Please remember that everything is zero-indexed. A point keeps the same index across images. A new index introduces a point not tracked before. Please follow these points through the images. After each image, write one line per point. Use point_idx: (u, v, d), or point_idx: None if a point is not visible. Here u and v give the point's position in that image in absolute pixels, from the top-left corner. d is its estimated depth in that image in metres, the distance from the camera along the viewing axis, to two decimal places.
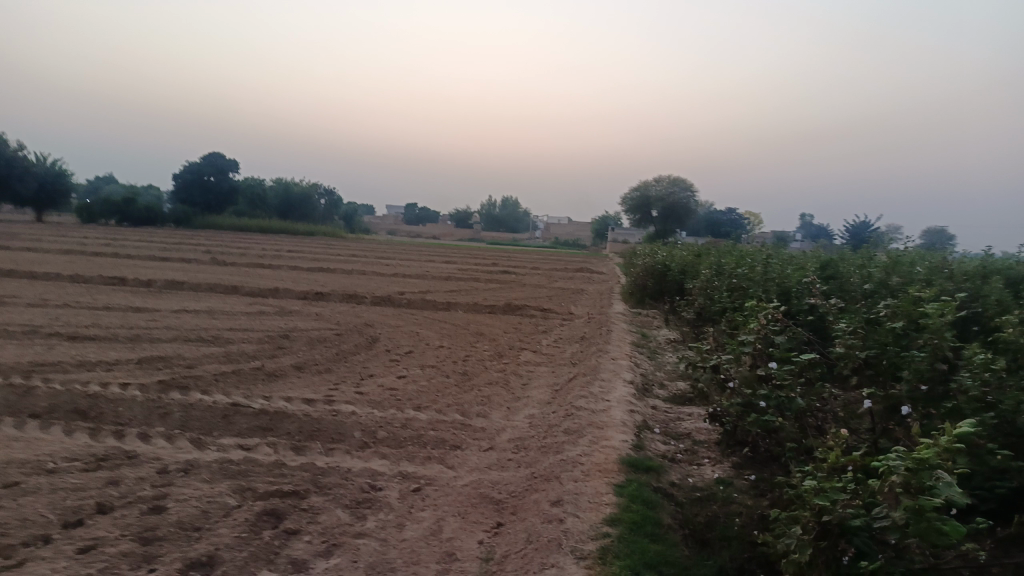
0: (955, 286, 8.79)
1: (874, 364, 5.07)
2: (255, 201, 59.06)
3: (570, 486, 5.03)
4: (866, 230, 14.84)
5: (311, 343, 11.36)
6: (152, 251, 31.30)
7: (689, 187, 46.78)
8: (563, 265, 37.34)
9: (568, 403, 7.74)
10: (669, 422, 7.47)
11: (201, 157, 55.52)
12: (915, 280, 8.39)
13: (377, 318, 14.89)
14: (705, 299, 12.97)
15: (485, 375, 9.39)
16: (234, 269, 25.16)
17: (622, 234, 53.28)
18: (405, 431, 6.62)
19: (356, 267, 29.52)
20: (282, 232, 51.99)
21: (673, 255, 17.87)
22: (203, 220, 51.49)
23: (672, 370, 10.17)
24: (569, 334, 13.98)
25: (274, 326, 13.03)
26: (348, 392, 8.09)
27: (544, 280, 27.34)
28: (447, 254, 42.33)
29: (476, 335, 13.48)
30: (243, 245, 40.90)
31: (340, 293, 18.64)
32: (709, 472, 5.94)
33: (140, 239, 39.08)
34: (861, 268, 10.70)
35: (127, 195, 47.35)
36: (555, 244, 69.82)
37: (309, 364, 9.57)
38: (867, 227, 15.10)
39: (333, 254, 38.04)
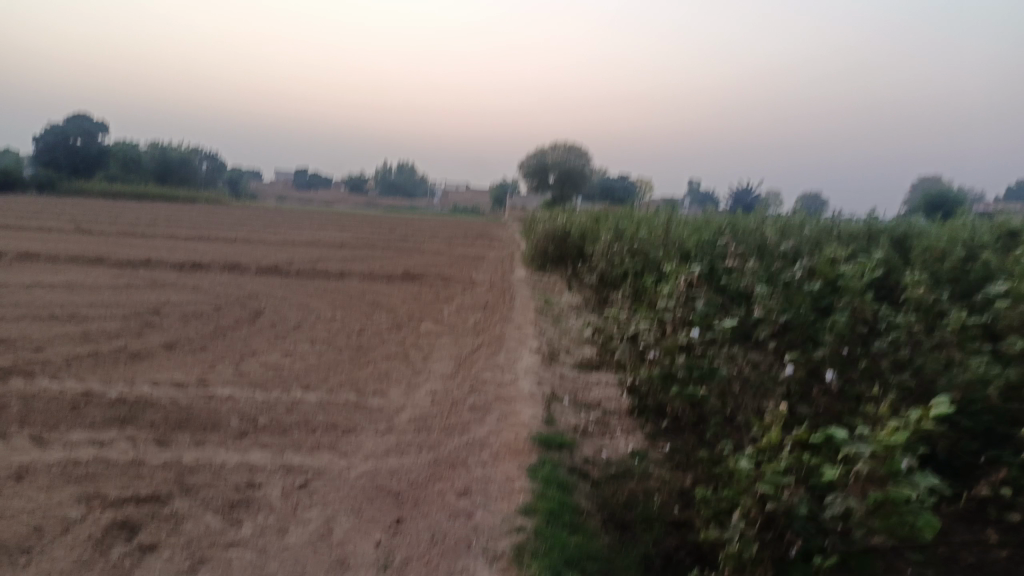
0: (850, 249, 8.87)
1: (794, 328, 4.84)
2: (128, 165, 54.49)
3: (478, 472, 4.53)
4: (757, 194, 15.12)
5: (186, 319, 10.24)
6: (6, 220, 27.99)
7: (585, 153, 47.02)
8: (461, 231, 36.68)
9: (472, 376, 7.23)
10: (578, 391, 7.12)
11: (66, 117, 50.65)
12: (813, 242, 8.38)
13: (263, 289, 13.77)
14: (607, 264, 12.75)
15: (381, 349, 8.73)
16: (101, 239, 22.88)
17: (520, 200, 53.14)
18: (291, 415, 5.91)
19: (241, 236, 27.61)
20: (160, 199, 48.32)
21: (573, 219, 17.64)
22: (69, 185, 47.02)
23: (577, 336, 9.85)
24: (470, 302, 13.47)
25: (144, 300, 11.72)
26: (226, 373, 7.22)
27: (442, 247, 26.58)
28: (340, 222, 40.70)
29: (372, 305, 12.69)
30: (116, 212, 37.58)
31: (222, 263, 17.21)
32: (624, 445, 5.60)
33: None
34: (756, 231, 10.72)
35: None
36: (453, 211, 68.84)
37: (183, 343, 8.56)
38: (748, 192, 15.10)
39: (216, 222, 35.67)
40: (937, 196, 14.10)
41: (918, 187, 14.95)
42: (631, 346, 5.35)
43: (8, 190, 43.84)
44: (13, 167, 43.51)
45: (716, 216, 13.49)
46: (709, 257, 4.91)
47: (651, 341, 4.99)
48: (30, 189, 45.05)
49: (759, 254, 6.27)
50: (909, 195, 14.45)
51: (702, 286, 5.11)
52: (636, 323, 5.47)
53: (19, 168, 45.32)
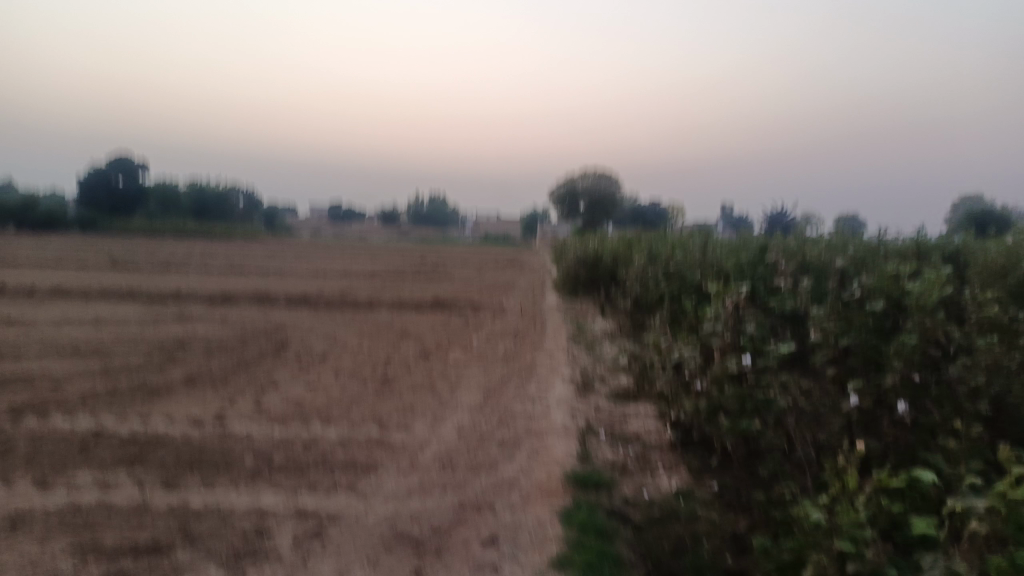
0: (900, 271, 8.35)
1: (856, 352, 4.38)
2: (167, 202, 55.65)
3: (506, 517, 4.11)
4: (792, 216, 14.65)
5: (209, 352, 10.02)
6: (47, 257, 28.47)
7: (614, 179, 46.66)
8: (492, 258, 36.45)
9: (501, 407, 6.82)
10: (615, 423, 6.66)
11: (109, 157, 52.07)
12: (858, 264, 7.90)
13: (290, 320, 13.57)
14: (641, 288, 12.31)
15: (407, 380, 8.38)
16: (135, 274, 23.04)
17: (551, 228, 52.90)
18: (308, 453, 5.56)
19: (273, 268, 27.71)
20: (196, 234, 49.11)
21: (605, 243, 17.22)
22: (110, 223, 48.06)
23: (612, 363, 9.39)
24: (500, 330, 13.09)
25: (170, 334, 11.56)
26: (245, 408, 6.92)
27: (472, 275, 26.33)
28: (370, 252, 40.79)
29: (400, 335, 12.37)
30: (154, 248, 38.17)
31: (251, 295, 17.11)
32: (667, 482, 5.13)
33: (37, 244, 35.91)
34: (796, 251, 10.23)
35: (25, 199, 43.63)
36: (485, 239, 68.91)
37: (204, 377, 8.31)
38: (782, 214, 14.50)
39: (248, 255, 35.98)
40: (981, 213, 13.54)
41: (957, 206, 14.41)
42: (673, 374, 4.91)
43: (52, 229, 44.95)
44: (57, 207, 44.65)
45: (753, 237, 13.02)
46: (759, 273, 4.48)
47: (695, 369, 4.54)
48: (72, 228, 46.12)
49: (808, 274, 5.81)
50: (949, 214, 13.91)
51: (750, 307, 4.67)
52: (678, 349, 5.01)
53: (63, 208, 46.50)
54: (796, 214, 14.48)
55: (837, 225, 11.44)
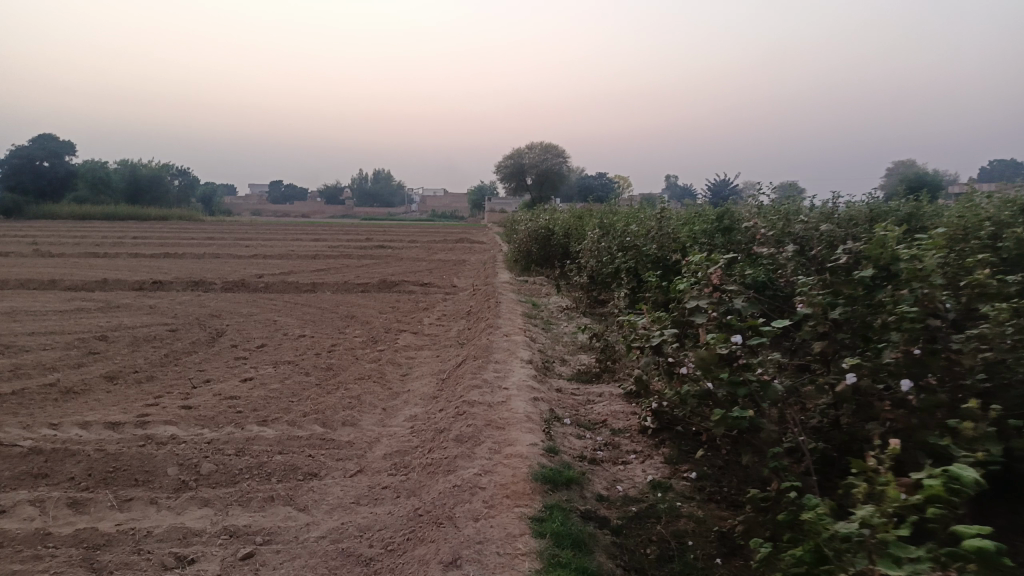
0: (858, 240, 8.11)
1: (848, 327, 3.99)
2: (97, 185, 52.96)
3: (469, 528, 3.61)
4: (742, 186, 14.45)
5: (136, 344, 9.20)
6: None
7: (561, 153, 46.32)
8: (440, 236, 35.70)
9: (456, 396, 6.29)
10: (579, 408, 6.22)
11: (31, 139, 49.21)
12: (818, 236, 7.62)
13: (227, 307, 12.73)
14: (597, 262, 11.90)
15: (354, 368, 7.76)
16: (60, 261, 21.60)
17: (499, 204, 52.44)
18: (242, 458, 4.94)
19: (211, 251, 26.46)
20: (129, 218, 46.85)
21: (556, 218, 16.77)
22: (36, 209, 45.45)
23: (570, 343, 8.96)
24: (452, 310, 12.54)
25: (93, 325, 10.65)
26: (172, 408, 6.23)
27: (421, 254, 25.62)
28: (314, 233, 39.55)
29: (346, 319, 11.70)
30: (84, 233, 36.25)
31: (186, 281, 16.12)
32: (641, 474, 4.71)
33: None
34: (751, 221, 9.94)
35: None
36: (433, 215, 67.89)
37: (128, 374, 7.54)
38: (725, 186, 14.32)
39: (185, 239, 34.36)
40: (921, 178, 13.57)
41: (891, 174, 14.42)
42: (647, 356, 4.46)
43: None
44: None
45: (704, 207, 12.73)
46: (742, 243, 4.04)
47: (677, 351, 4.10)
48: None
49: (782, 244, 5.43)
50: (886, 181, 13.92)
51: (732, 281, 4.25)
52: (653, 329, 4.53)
53: None
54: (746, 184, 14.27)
55: (792, 193, 11.23)
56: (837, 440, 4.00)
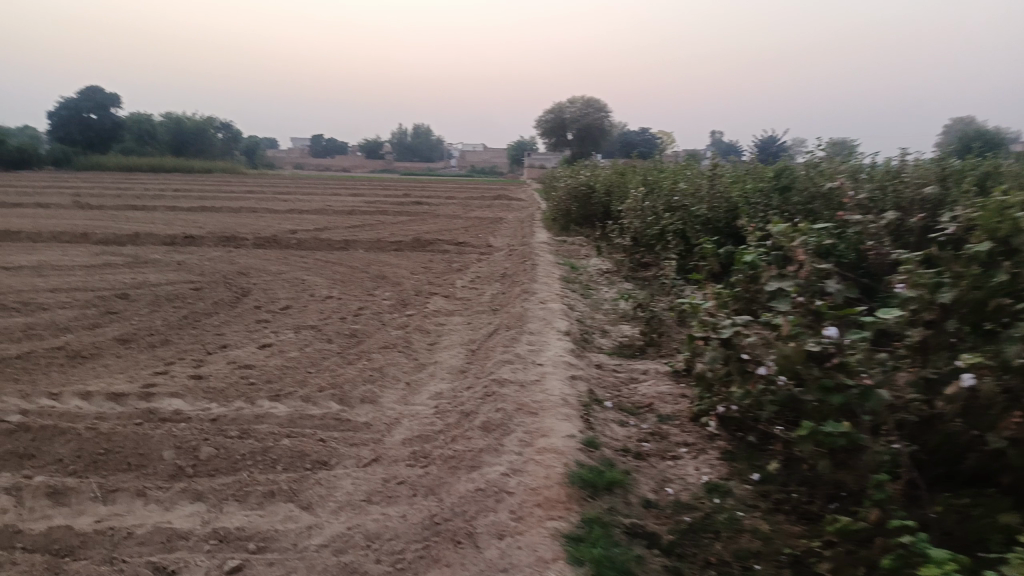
0: (936, 207, 7.22)
1: (961, 313, 3.27)
2: (142, 138, 53.32)
3: (494, 549, 3.05)
4: (794, 142, 13.44)
5: (157, 303, 8.81)
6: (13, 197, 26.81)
7: (603, 108, 44.96)
8: (478, 193, 34.99)
9: (486, 371, 5.71)
10: (621, 389, 5.58)
11: (78, 92, 49.52)
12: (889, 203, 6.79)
13: (256, 264, 12.32)
14: (640, 223, 11.15)
15: (379, 336, 7.23)
16: (99, 214, 21.52)
17: (539, 161, 51.52)
18: (246, 440, 4.46)
19: (248, 205, 26.25)
20: (172, 171, 47.09)
21: (598, 175, 15.93)
22: (84, 160, 45.93)
23: (612, 312, 8.31)
24: (488, 272, 11.96)
25: (117, 282, 10.32)
26: (180, 378, 5.78)
27: (457, 210, 25.01)
28: (352, 187, 39.19)
29: (376, 279, 11.19)
30: (128, 186, 36.45)
31: (218, 236, 15.81)
32: (696, 472, 4.07)
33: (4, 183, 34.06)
34: (810, 182, 9.07)
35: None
36: (471, 171, 67.08)
37: (143, 337, 7.13)
38: (775, 141, 13.33)
39: (224, 192, 34.26)
40: (989, 135, 12.40)
41: (948, 130, 13.24)
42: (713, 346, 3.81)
43: (26, 168, 42.99)
44: (26, 146, 42.48)
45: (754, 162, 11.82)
46: (833, 218, 3.36)
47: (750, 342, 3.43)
48: (46, 167, 44.16)
49: (868, 213, 4.67)
50: (942, 136, 12.77)
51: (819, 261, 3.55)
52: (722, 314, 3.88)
53: (34, 147, 44.37)
54: (797, 141, 13.27)
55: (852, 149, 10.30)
56: (932, 444, 3.32)
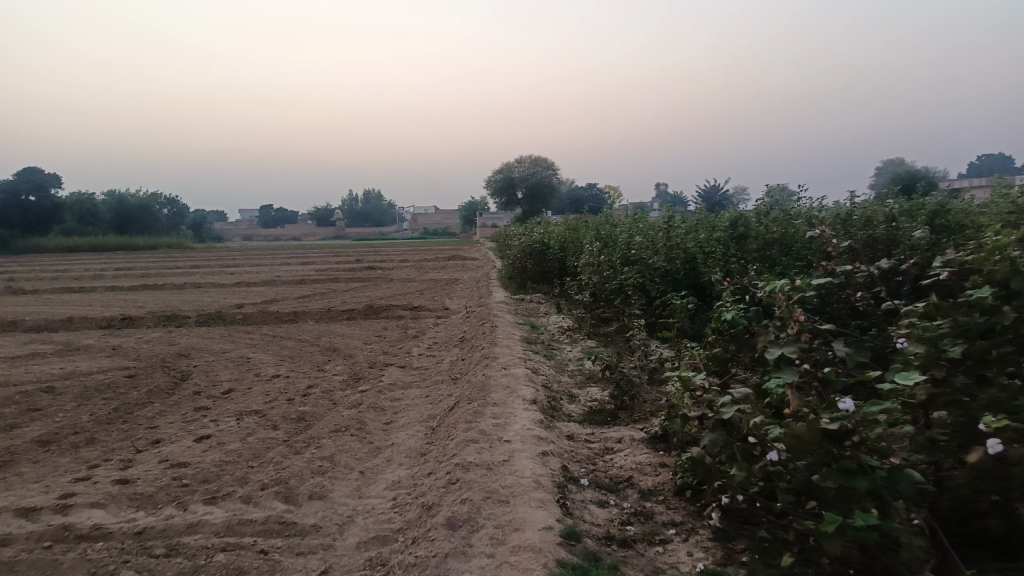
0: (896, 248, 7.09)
1: (970, 366, 2.98)
2: (84, 217, 51.89)
3: None
4: (737, 191, 13.52)
5: (86, 396, 8.06)
6: None
7: (551, 165, 45.59)
8: (431, 255, 34.65)
9: (448, 453, 5.21)
10: (596, 462, 5.13)
11: (17, 174, 48.04)
12: (850, 249, 6.63)
13: (199, 344, 11.61)
14: (598, 278, 10.89)
15: (330, 418, 6.65)
16: (34, 299, 20.43)
17: (490, 220, 51.72)
18: (174, 560, 3.86)
19: (193, 281, 25.35)
20: (116, 249, 45.71)
21: (552, 231, 15.77)
22: (22, 243, 44.32)
23: (578, 374, 7.92)
24: (445, 337, 11.50)
25: (43, 374, 9.48)
26: (103, 484, 5.14)
27: (411, 274, 24.52)
28: (302, 256, 38.48)
29: (328, 353, 10.58)
30: (69, 267, 35.09)
31: (159, 315, 14.98)
32: (690, 558, 3.62)
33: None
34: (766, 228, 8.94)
35: None
36: (423, 234, 66.97)
37: (66, 436, 6.43)
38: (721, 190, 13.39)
39: (169, 268, 33.18)
40: (922, 174, 12.65)
41: (879, 172, 13.48)
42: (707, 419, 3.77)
43: None
44: None
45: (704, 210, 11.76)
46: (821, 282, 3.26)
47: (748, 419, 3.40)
48: None
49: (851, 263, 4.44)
50: (875, 178, 12.98)
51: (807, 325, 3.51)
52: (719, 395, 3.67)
53: None
54: (740, 189, 13.33)
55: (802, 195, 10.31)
56: (952, 512, 2.95)
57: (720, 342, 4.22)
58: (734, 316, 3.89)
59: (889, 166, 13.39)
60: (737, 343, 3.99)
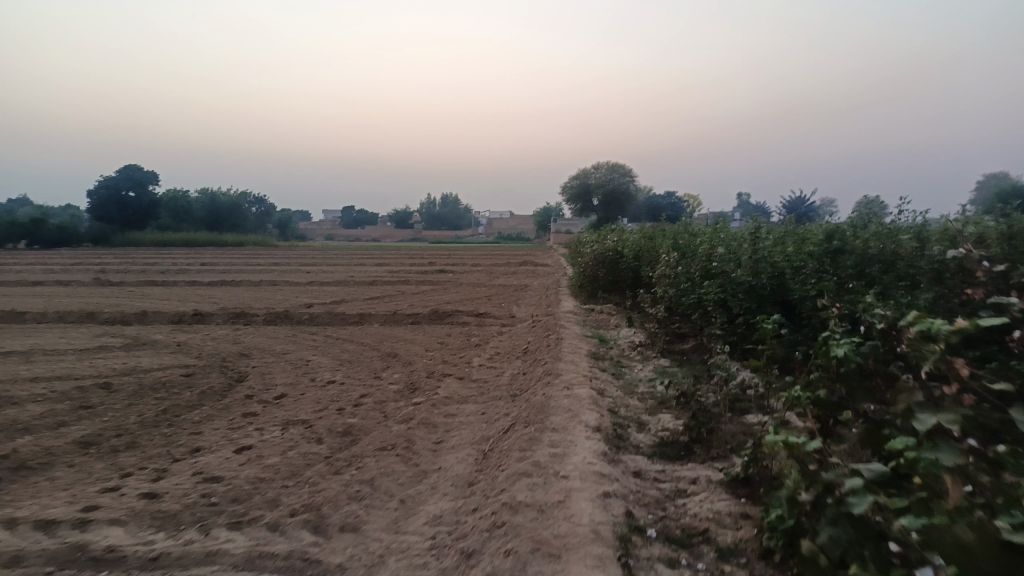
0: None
1: None
2: (177, 214, 54.22)
3: None
4: (824, 203, 12.43)
5: (139, 395, 7.89)
6: (45, 275, 26.85)
7: (629, 172, 44.53)
8: (504, 259, 34.23)
9: (498, 487, 4.64)
10: (666, 508, 4.45)
11: (119, 172, 50.53)
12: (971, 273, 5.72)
13: (262, 344, 11.46)
14: (675, 291, 10.11)
15: (377, 433, 6.20)
16: (120, 291, 21.07)
17: (565, 225, 51.04)
18: None
19: (270, 278, 25.72)
20: (204, 245, 47.40)
21: (627, 239, 14.99)
22: (122, 237, 46.54)
23: (650, 397, 7.21)
24: (509, 347, 10.95)
25: (105, 369, 9.45)
26: (130, 497, 4.82)
27: (482, 278, 24.15)
28: (378, 257, 38.84)
29: (387, 359, 10.20)
30: (160, 261, 36.51)
31: (229, 312, 15.03)
32: None
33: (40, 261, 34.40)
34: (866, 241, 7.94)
35: (35, 217, 42.30)
36: (498, 239, 66.86)
37: (108, 438, 6.21)
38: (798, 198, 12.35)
39: (251, 265, 34.00)
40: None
41: (983, 185, 12.14)
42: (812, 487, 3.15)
43: (64, 245, 43.75)
44: (67, 224, 43.38)
45: (791, 220, 10.78)
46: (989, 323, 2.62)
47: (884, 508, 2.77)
48: (85, 244, 44.98)
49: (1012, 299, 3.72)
50: (979, 191, 11.72)
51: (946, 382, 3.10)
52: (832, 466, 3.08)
53: (75, 226, 45.29)
54: (829, 201, 12.23)
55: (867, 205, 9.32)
56: None
57: (822, 380, 3.70)
58: (848, 351, 3.37)
59: (989, 179, 12.12)
60: (846, 384, 3.49)
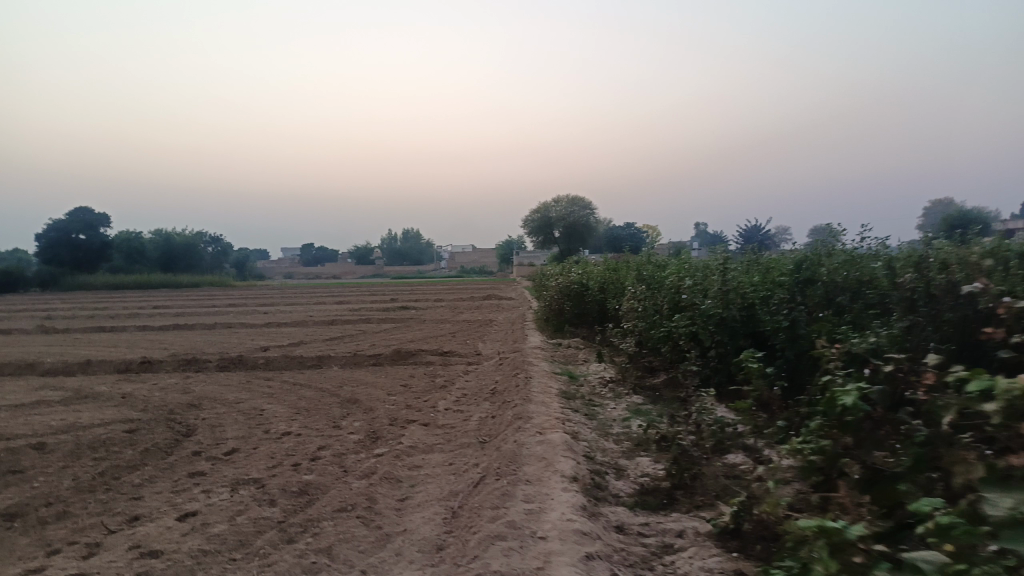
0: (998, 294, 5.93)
1: None
2: (130, 255, 52.71)
3: None
4: (780, 232, 12.42)
5: (75, 455, 7.27)
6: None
7: (588, 205, 44.79)
8: (466, 294, 33.82)
9: (470, 552, 4.22)
10: (654, 569, 4.09)
11: (69, 214, 49.00)
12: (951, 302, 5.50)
13: (215, 393, 10.85)
14: (644, 324, 9.86)
15: (337, 491, 5.73)
16: (65, 338, 20.04)
17: (526, 259, 50.95)
18: None
19: (226, 320, 24.87)
20: (158, 287, 46.01)
21: (591, 271, 14.78)
22: (72, 281, 44.94)
23: (626, 439, 6.88)
24: (476, 387, 10.55)
25: (40, 426, 8.74)
26: None
27: (445, 314, 23.70)
28: (339, 294, 38.11)
29: (347, 405, 9.68)
30: (110, 305, 35.21)
31: (180, 359, 14.31)
32: None
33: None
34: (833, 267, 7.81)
35: None
36: (460, 273, 66.45)
37: (36, 507, 5.61)
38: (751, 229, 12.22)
39: (206, 306, 33.00)
40: (987, 212, 11.47)
41: (929, 212, 12.30)
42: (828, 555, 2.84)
43: (9, 291, 42.04)
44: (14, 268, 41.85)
45: (754, 249, 10.68)
46: None
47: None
48: (32, 289, 43.33)
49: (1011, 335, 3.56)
50: (928, 219, 11.89)
51: (966, 433, 2.89)
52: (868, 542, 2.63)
53: (22, 270, 43.69)
54: (783, 229, 12.23)
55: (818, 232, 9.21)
56: None
57: (824, 430, 3.46)
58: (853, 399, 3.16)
59: (934, 209, 12.34)
60: (852, 433, 3.27)
